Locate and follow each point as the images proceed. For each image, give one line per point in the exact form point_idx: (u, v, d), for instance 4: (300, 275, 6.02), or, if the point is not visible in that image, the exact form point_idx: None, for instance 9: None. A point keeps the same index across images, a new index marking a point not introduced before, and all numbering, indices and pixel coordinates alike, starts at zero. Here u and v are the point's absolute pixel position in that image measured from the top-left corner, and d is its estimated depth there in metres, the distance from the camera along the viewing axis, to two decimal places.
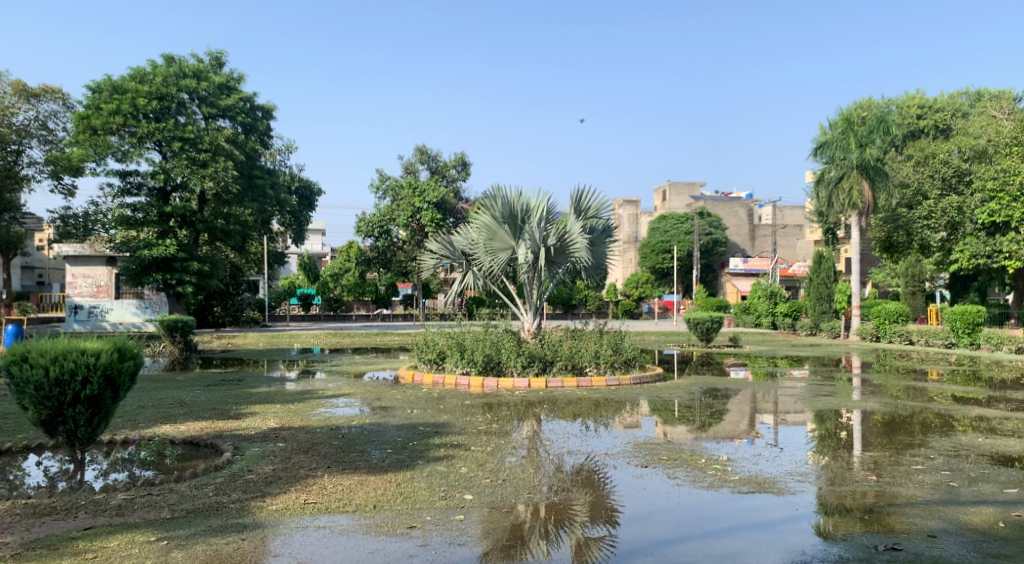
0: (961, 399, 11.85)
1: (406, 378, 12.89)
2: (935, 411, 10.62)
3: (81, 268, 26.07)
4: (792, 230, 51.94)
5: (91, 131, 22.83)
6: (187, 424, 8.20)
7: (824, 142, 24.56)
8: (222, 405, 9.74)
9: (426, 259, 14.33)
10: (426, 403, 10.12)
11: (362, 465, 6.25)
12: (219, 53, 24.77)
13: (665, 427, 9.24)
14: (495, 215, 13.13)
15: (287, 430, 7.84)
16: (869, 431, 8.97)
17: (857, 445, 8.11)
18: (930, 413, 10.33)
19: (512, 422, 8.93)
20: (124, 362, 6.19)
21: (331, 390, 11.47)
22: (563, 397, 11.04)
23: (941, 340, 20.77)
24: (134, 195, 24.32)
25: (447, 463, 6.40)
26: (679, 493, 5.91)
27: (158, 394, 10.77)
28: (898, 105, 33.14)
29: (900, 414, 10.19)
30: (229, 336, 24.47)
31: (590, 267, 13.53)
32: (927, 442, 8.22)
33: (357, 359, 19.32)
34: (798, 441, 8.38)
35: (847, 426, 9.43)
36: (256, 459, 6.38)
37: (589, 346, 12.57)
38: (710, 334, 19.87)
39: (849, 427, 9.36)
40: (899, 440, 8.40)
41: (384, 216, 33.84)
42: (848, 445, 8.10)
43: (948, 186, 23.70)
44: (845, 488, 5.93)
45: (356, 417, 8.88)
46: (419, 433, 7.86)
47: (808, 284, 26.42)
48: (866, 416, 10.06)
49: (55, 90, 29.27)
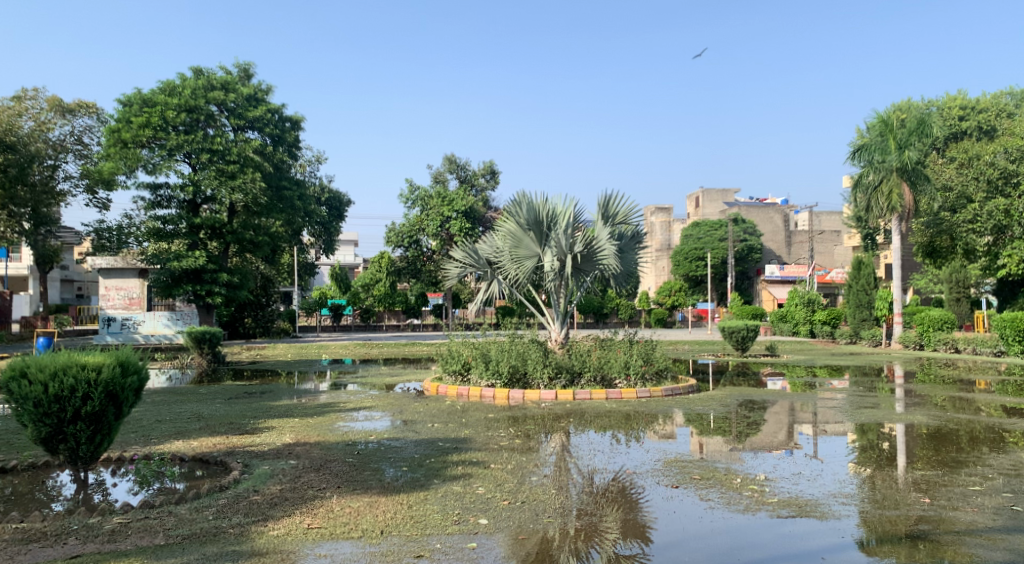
0: (1012, 411, 11.21)
1: (431, 390, 12.55)
2: (988, 423, 10.01)
3: (114, 280, 26.15)
4: (829, 236, 50.92)
5: (121, 145, 22.96)
6: (200, 440, 7.93)
7: (862, 145, 23.83)
8: (240, 419, 9.47)
9: (451, 268, 14.11)
10: (449, 416, 9.80)
11: (375, 485, 5.91)
12: (247, 65, 24.82)
13: (701, 439, 8.79)
14: (521, 221, 12.80)
15: (302, 446, 7.55)
16: (918, 446, 8.40)
17: (905, 458, 7.61)
18: (981, 427, 9.73)
19: (539, 437, 8.55)
20: (128, 377, 5.92)
21: (353, 403, 11.21)
22: (592, 410, 10.64)
23: (989, 348, 19.94)
24: (164, 208, 24.36)
25: (464, 483, 6.04)
26: (713, 517, 5.46)
27: (176, 408, 10.55)
28: (938, 106, 32.29)
29: (949, 427, 9.62)
30: (259, 347, 24.43)
31: (619, 275, 13.07)
32: (983, 457, 7.71)
33: (386, 370, 19.08)
34: (841, 455, 7.85)
35: (892, 439, 8.88)
36: (264, 478, 6.06)
37: (618, 356, 12.15)
38: (746, 343, 19.26)
39: (895, 440, 8.80)
40: (950, 454, 7.88)
41: (413, 226, 33.72)
42: (897, 458, 7.61)
43: (995, 188, 22.62)
44: (897, 512, 5.43)
45: (376, 432, 8.55)
46: (438, 449, 7.52)
47: (847, 291, 25.64)
48: (912, 429, 9.51)
49: (89, 105, 29.57)
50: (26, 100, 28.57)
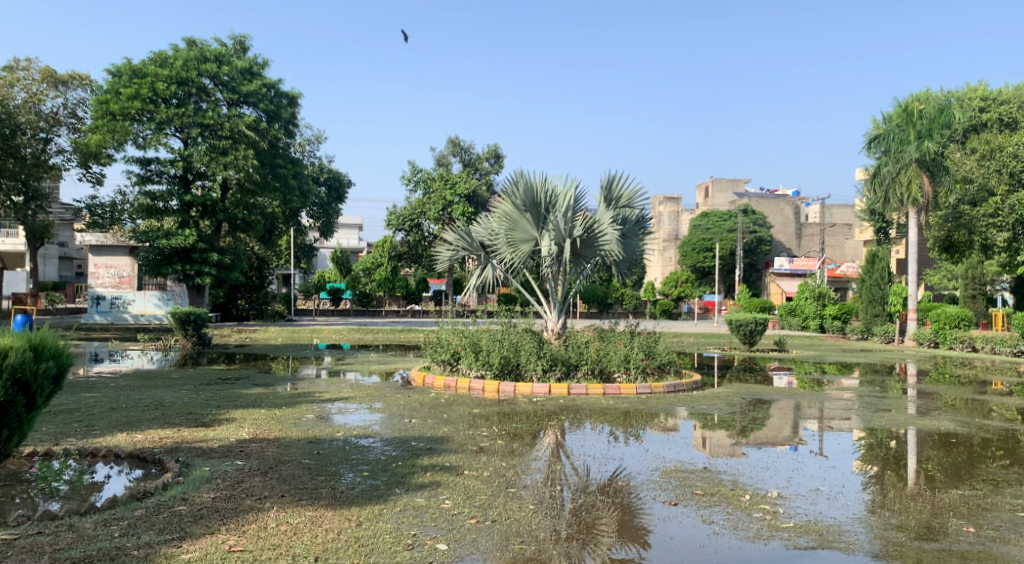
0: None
1: (417, 380, 11.74)
2: (1011, 427, 9.22)
3: (103, 258, 25.51)
4: (841, 229, 49.90)
5: (110, 116, 22.10)
6: (146, 432, 7.12)
7: (880, 134, 22.91)
8: (201, 409, 8.67)
9: (441, 251, 13.19)
10: (430, 411, 9.00)
11: (326, 495, 5.10)
12: (243, 37, 24.01)
13: (704, 434, 8.23)
14: (517, 202, 11.92)
15: (258, 443, 6.75)
16: (942, 452, 7.59)
17: (929, 470, 6.79)
18: (1006, 432, 8.92)
19: (526, 437, 7.72)
20: (41, 362, 5.16)
21: (329, 393, 10.37)
22: (589, 406, 9.80)
23: (1009, 348, 19.06)
24: (155, 183, 23.53)
25: (429, 494, 5.22)
26: (717, 547, 4.63)
27: (136, 394, 9.76)
28: (957, 97, 31.34)
29: (969, 431, 8.84)
30: (250, 330, 23.70)
31: (621, 262, 12.25)
32: (1017, 472, 6.90)
33: (376, 357, 18.35)
34: (859, 462, 7.02)
35: (910, 443, 8.08)
36: (198, 483, 5.22)
37: (618, 348, 11.28)
38: (754, 337, 18.38)
39: (913, 444, 7.99)
40: (979, 466, 7.07)
41: (415, 209, 32.90)
42: (922, 469, 6.80)
43: (1017, 181, 21.91)
44: (938, 546, 4.61)
45: (347, 428, 7.75)
46: (409, 449, 6.71)
47: (859, 284, 24.77)
48: (931, 432, 8.71)
49: (83, 77, 28.69)
50: (18, 70, 27.71)
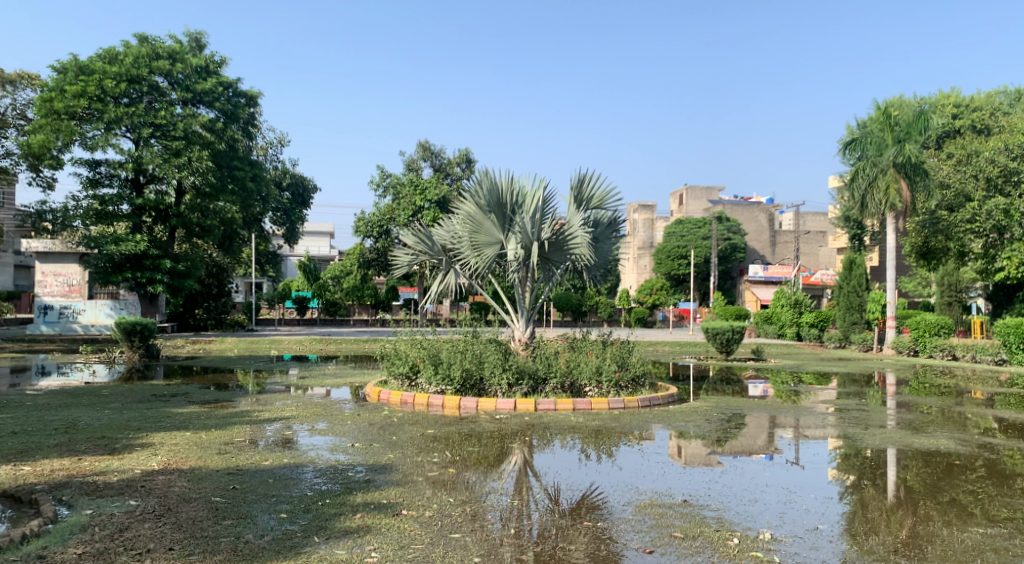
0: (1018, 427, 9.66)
1: (371, 396, 10.76)
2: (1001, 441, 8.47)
3: (52, 265, 24.15)
4: (815, 236, 49.67)
5: (54, 115, 20.70)
6: (39, 462, 6.12)
7: (857, 139, 22.36)
8: (117, 432, 7.65)
9: (400, 255, 12.23)
10: (376, 433, 8.05)
11: (223, 547, 4.23)
12: (198, 34, 23.07)
13: (680, 444, 7.61)
14: (480, 203, 11.01)
15: (165, 475, 5.80)
16: (936, 466, 6.84)
17: (925, 488, 6.08)
18: (1000, 446, 8.13)
19: (483, 461, 6.81)
20: None
21: (270, 413, 9.35)
22: (557, 423, 8.89)
23: (990, 356, 18.46)
24: (105, 186, 22.39)
25: (353, 544, 4.35)
26: None
27: (52, 414, 8.71)
28: (930, 103, 31.10)
29: (961, 447, 8.03)
30: (205, 340, 22.56)
31: (593, 267, 11.45)
32: (1012, 484, 6.23)
33: (334, 370, 17.34)
34: (851, 478, 6.25)
35: (900, 456, 7.31)
36: (69, 534, 4.29)
37: (590, 360, 10.41)
38: (731, 346, 17.59)
39: (904, 457, 7.23)
40: (976, 480, 6.38)
41: (384, 215, 31.86)
42: (913, 484, 6.07)
43: (994, 187, 21.09)
44: None
45: (272, 455, 6.78)
46: (343, 483, 5.76)
47: (837, 291, 24.09)
48: (917, 445, 7.96)
49: (32, 77, 27.35)
50: None
